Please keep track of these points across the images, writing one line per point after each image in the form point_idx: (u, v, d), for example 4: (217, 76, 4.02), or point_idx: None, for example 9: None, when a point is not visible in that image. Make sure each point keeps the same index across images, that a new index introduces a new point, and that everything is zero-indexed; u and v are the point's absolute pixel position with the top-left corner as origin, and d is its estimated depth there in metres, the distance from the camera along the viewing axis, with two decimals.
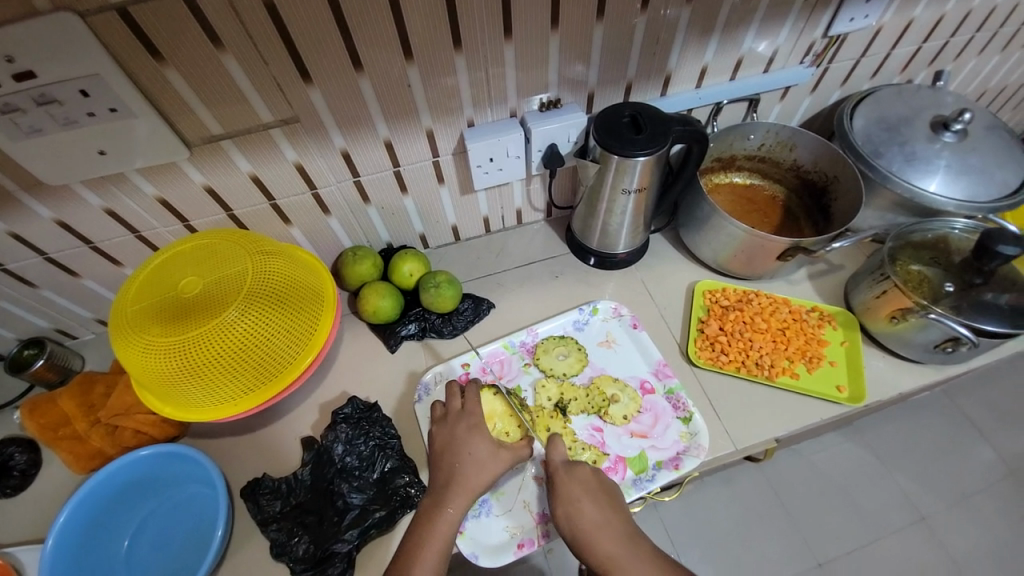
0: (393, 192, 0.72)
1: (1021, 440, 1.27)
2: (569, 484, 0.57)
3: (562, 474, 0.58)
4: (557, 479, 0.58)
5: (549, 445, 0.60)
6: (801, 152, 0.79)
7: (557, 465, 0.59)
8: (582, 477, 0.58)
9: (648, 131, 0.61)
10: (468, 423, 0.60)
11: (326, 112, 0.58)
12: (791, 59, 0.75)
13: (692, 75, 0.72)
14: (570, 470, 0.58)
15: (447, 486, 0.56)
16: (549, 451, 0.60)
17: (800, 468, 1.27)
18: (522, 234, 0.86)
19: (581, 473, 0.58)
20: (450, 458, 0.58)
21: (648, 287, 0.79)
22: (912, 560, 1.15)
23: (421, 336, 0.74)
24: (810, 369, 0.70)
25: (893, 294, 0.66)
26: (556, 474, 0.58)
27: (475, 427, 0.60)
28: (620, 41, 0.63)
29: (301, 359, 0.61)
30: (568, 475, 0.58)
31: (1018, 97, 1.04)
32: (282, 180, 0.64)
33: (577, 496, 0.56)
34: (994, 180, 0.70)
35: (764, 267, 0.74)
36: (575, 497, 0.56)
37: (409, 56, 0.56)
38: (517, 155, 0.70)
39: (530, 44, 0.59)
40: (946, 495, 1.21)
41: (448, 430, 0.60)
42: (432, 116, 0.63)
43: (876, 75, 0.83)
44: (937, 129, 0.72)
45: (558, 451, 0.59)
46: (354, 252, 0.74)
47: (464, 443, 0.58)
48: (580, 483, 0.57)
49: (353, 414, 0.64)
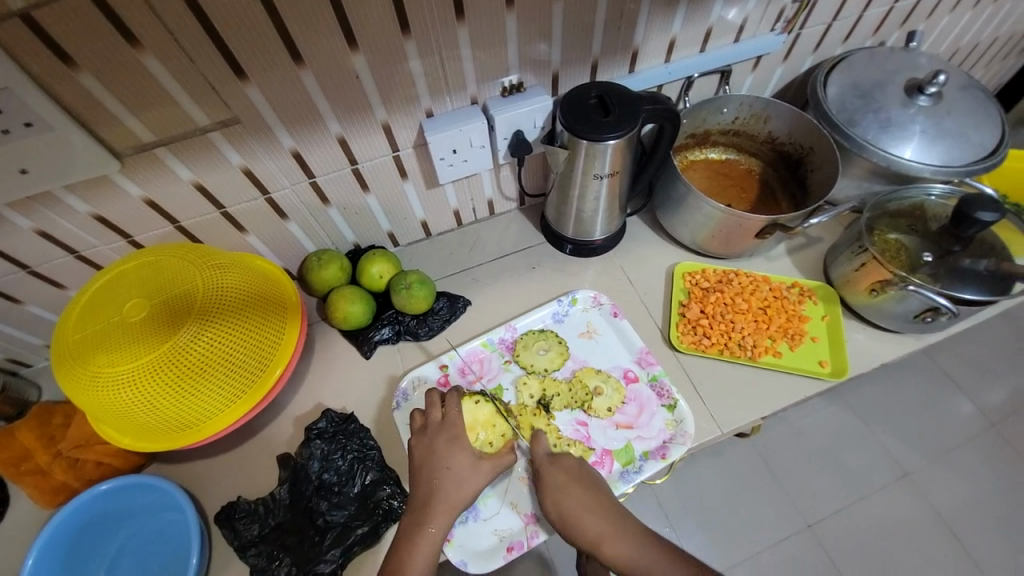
0: (355, 191, 0.68)
1: (996, 392, 1.31)
2: (554, 473, 0.58)
3: (546, 467, 0.58)
4: (542, 472, 0.58)
5: (533, 440, 0.61)
6: (776, 124, 0.77)
7: (541, 458, 0.59)
8: (567, 464, 0.58)
9: (616, 112, 0.58)
10: (447, 436, 0.58)
11: (268, 110, 0.54)
12: (762, 27, 0.72)
13: (661, 48, 0.68)
14: (554, 460, 0.59)
15: (426, 503, 0.54)
16: (533, 447, 0.61)
17: (788, 436, 1.29)
18: (496, 225, 0.83)
19: (567, 461, 0.59)
20: (428, 472, 0.56)
21: (627, 273, 0.77)
22: (896, 516, 1.18)
23: (397, 340, 0.72)
24: (792, 347, 0.69)
25: (872, 266, 0.65)
26: (541, 468, 0.58)
27: (455, 440, 0.58)
28: (582, 17, 0.59)
29: (269, 373, 0.58)
30: (551, 466, 0.58)
31: (990, 53, 1.03)
32: (231, 187, 0.60)
33: (563, 482, 0.57)
34: (970, 143, 0.69)
35: (742, 246, 0.73)
36: (561, 484, 0.57)
37: (354, 45, 0.51)
38: (482, 144, 0.66)
39: (486, 24, 0.55)
40: (928, 451, 1.25)
41: (426, 443, 0.58)
42: (387, 109, 0.59)
43: (849, 39, 0.81)
44: (911, 93, 0.70)
45: (541, 445, 0.60)
46: (318, 256, 0.70)
47: (442, 456, 0.57)
48: (565, 470, 0.58)
49: (329, 429, 0.62)
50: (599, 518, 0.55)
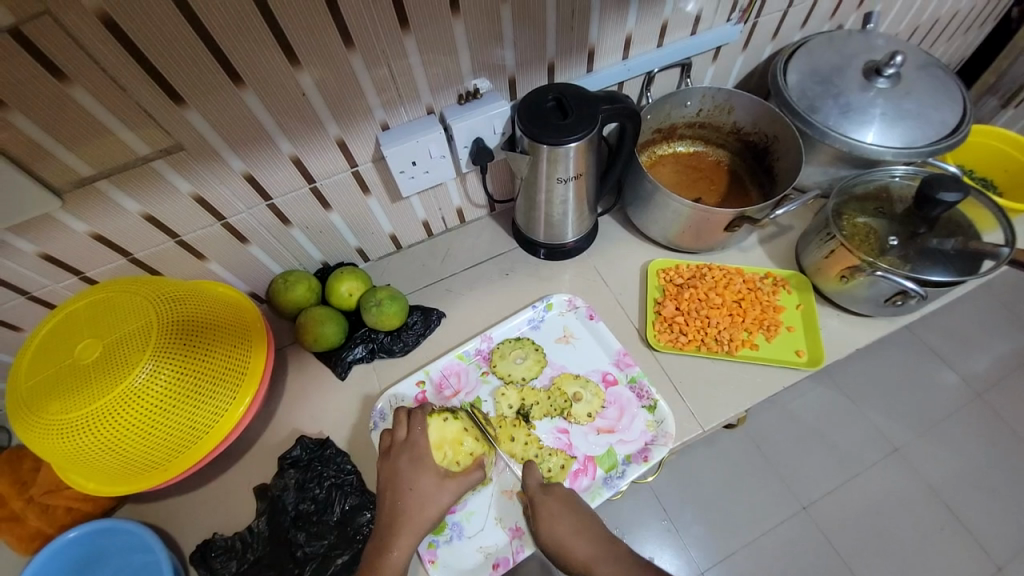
0: (315, 210, 0.66)
1: (978, 361, 1.33)
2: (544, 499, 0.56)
3: (539, 496, 0.57)
4: (535, 502, 0.57)
5: (525, 470, 0.59)
6: (739, 114, 0.76)
7: (533, 488, 0.58)
8: (558, 492, 0.57)
9: (574, 114, 0.58)
10: (410, 455, 0.58)
11: (212, 134, 0.52)
12: (717, 19, 0.72)
13: (617, 46, 0.67)
14: (548, 490, 0.57)
15: (391, 525, 0.54)
16: (524, 477, 0.59)
17: (778, 418, 1.30)
18: (467, 233, 0.82)
19: (558, 489, 0.58)
20: (391, 495, 0.56)
21: (601, 274, 0.77)
22: (887, 490, 1.20)
23: (371, 358, 0.70)
24: (768, 338, 0.69)
25: (841, 253, 0.65)
26: (534, 500, 0.57)
27: (419, 459, 0.58)
28: (530, 21, 0.58)
29: (237, 402, 0.57)
30: (544, 495, 0.57)
31: (950, 29, 1.04)
32: (182, 215, 0.58)
33: (548, 503, 0.56)
34: (932, 122, 0.69)
35: (712, 240, 0.72)
36: (550, 506, 0.56)
37: (296, 62, 0.50)
38: (442, 154, 0.65)
39: (431, 35, 0.54)
40: (915, 425, 1.26)
41: (392, 464, 0.58)
42: (339, 125, 0.58)
43: (807, 24, 0.81)
44: (870, 76, 0.70)
45: (532, 475, 0.59)
46: (284, 278, 0.68)
47: (407, 476, 0.57)
48: (558, 498, 0.57)
49: (303, 456, 0.61)
50: (566, 516, 0.55)
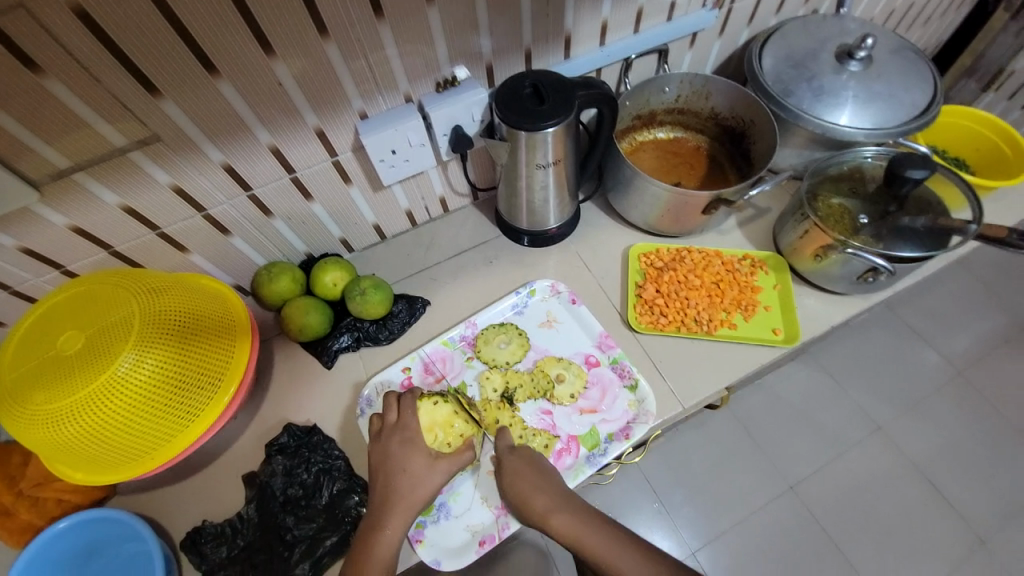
0: (297, 200, 0.67)
1: (958, 340, 1.37)
2: (524, 472, 0.58)
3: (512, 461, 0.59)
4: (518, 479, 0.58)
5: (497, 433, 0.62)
6: (717, 99, 0.77)
7: (502, 449, 0.61)
8: (542, 467, 0.59)
9: (551, 100, 0.58)
10: (401, 438, 0.59)
11: (189, 124, 0.52)
12: (692, 5, 0.72)
13: (594, 32, 0.68)
14: (515, 450, 0.60)
15: (383, 508, 0.55)
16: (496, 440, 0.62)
17: (765, 401, 1.32)
18: (451, 222, 0.82)
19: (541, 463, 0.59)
20: (384, 477, 0.57)
21: (584, 259, 0.78)
22: (871, 468, 1.23)
23: (357, 347, 0.71)
24: (746, 317, 0.70)
25: (815, 233, 0.67)
26: (503, 458, 0.60)
27: (408, 441, 0.59)
28: (505, 8, 0.59)
29: (223, 392, 0.58)
30: (511, 455, 0.60)
31: (925, 13, 1.05)
32: (162, 207, 0.58)
33: (534, 482, 0.57)
34: (902, 103, 0.70)
35: (691, 223, 0.73)
36: (533, 483, 0.57)
37: (270, 51, 0.50)
38: (422, 142, 0.66)
39: (406, 22, 0.54)
40: (898, 404, 1.30)
41: (382, 447, 0.59)
42: (317, 114, 0.58)
43: (782, 9, 0.82)
44: (842, 59, 0.72)
45: (502, 438, 0.62)
46: (269, 269, 0.69)
47: (398, 460, 0.57)
48: (538, 471, 0.58)
49: (291, 443, 0.62)
50: (550, 496, 0.57)
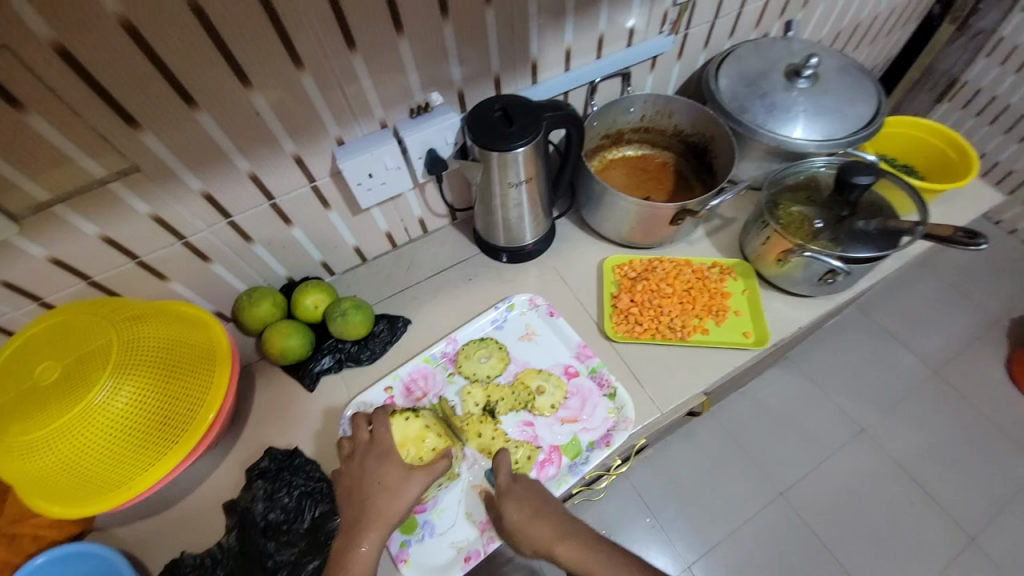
0: (277, 226, 0.68)
1: (930, 340, 1.41)
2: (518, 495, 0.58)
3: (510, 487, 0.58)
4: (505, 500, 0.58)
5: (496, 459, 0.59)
6: (679, 118, 0.82)
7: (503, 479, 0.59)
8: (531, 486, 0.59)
9: (519, 122, 0.61)
10: (376, 455, 0.59)
11: (168, 155, 0.54)
12: (650, 31, 0.77)
13: (559, 59, 0.72)
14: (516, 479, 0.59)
15: (357, 524, 0.55)
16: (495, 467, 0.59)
17: (749, 408, 1.34)
18: (430, 243, 0.84)
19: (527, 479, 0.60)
20: (359, 494, 0.57)
21: (561, 274, 0.80)
22: (857, 470, 1.25)
23: (339, 368, 0.71)
24: (718, 322, 0.73)
25: (776, 239, 0.70)
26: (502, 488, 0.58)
27: (383, 457, 0.58)
28: (472, 38, 0.62)
29: (201, 417, 0.57)
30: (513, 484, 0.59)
31: (871, 33, 1.13)
32: (141, 236, 0.59)
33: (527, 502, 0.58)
34: (849, 116, 0.75)
35: (661, 234, 0.77)
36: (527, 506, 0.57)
37: (247, 83, 0.52)
38: (397, 166, 0.68)
39: (378, 53, 0.57)
40: (878, 405, 1.33)
41: (356, 464, 0.59)
42: (295, 142, 0.60)
43: (735, 33, 0.87)
44: (791, 77, 0.77)
45: (503, 467, 0.59)
46: (249, 294, 0.70)
47: (372, 474, 0.57)
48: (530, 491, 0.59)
49: (272, 467, 0.62)
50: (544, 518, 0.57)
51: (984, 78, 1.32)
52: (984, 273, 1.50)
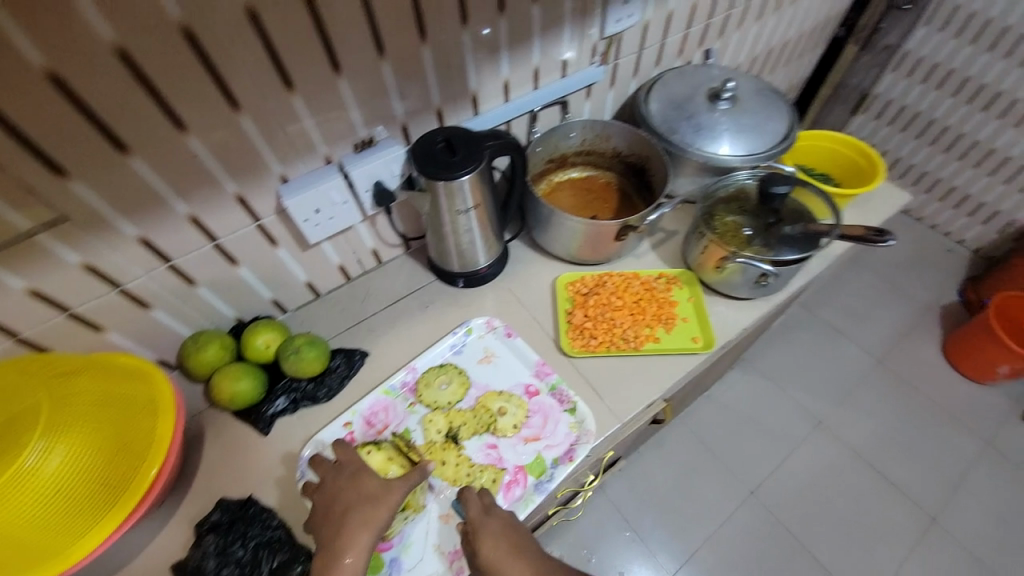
0: (221, 266, 0.67)
1: (871, 331, 1.51)
2: (490, 525, 0.56)
3: (483, 519, 0.56)
4: (479, 529, 0.56)
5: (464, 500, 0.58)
6: (616, 141, 0.87)
7: (476, 514, 0.57)
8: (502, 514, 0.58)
9: (462, 152, 0.63)
10: (348, 475, 0.58)
11: (100, 203, 0.52)
12: (582, 63, 0.82)
13: (498, 91, 0.76)
14: (490, 511, 0.57)
15: (338, 537, 0.53)
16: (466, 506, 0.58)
17: (715, 412, 1.38)
18: (385, 273, 0.85)
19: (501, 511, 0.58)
20: (339, 508, 0.55)
21: (517, 295, 0.82)
22: (819, 462, 1.30)
23: (295, 408, 0.69)
24: (668, 330, 0.76)
25: (712, 248, 0.75)
26: (475, 522, 0.56)
27: (357, 474, 0.58)
28: (411, 75, 0.65)
29: (144, 474, 0.54)
30: (487, 517, 0.57)
31: (784, 57, 1.25)
32: (73, 287, 0.56)
33: (499, 532, 0.56)
34: (767, 133, 0.82)
35: (608, 250, 0.80)
36: (499, 535, 0.55)
37: (183, 127, 0.52)
38: (344, 200, 0.69)
39: (317, 92, 0.59)
40: (831, 398, 1.40)
41: (330, 486, 0.57)
42: (236, 182, 0.60)
43: (661, 61, 0.94)
44: (713, 100, 0.84)
45: (473, 504, 0.58)
46: (195, 339, 0.67)
47: (349, 489, 0.56)
48: (502, 520, 0.57)
49: (224, 520, 0.60)
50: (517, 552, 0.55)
51: (893, 90, 1.55)
52: (910, 266, 1.64)
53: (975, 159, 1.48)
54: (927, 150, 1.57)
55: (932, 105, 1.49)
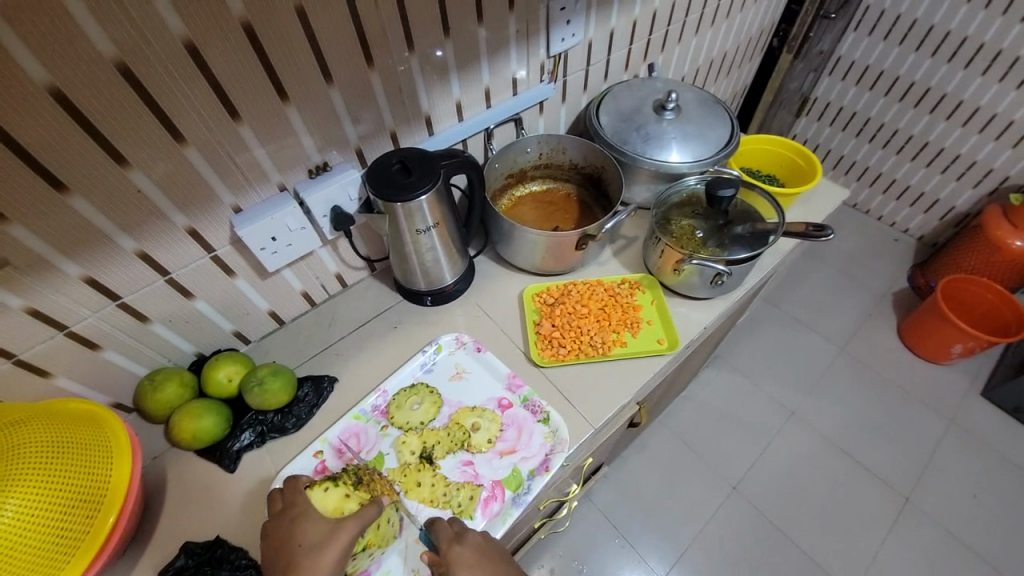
0: (175, 301, 0.65)
1: (831, 321, 1.58)
2: (462, 554, 0.54)
3: (455, 547, 0.55)
4: (452, 558, 0.54)
5: (434, 525, 0.57)
6: (572, 153, 0.90)
7: (446, 540, 0.56)
8: (474, 540, 0.56)
9: (418, 172, 0.64)
10: (294, 517, 0.54)
11: (39, 244, 0.50)
12: (532, 80, 0.85)
13: (451, 111, 0.77)
14: (463, 538, 0.56)
15: None
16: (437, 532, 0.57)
17: (692, 410, 1.41)
18: (351, 296, 0.84)
19: (473, 537, 0.56)
20: (283, 557, 0.51)
21: (485, 309, 0.82)
22: (794, 451, 1.34)
23: (262, 441, 0.67)
24: (633, 334, 0.78)
25: (668, 252, 0.78)
26: (446, 549, 0.55)
27: (303, 517, 0.54)
28: (361, 100, 0.65)
29: (100, 523, 0.52)
30: (459, 545, 0.55)
31: (725, 67, 1.32)
32: (15, 334, 0.54)
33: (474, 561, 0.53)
34: (711, 139, 0.87)
35: (570, 260, 0.82)
36: (473, 563, 0.53)
37: (125, 162, 0.51)
38: (302, 226, 0.69)
39: (266, 121, 0.59)
40: (801, 388, 1.45)
41: (274, 533, 0.53)
42: (186, 214, 0.59)
43: (609, 76, 0.99)
44: (659, 111, 0.88)
45: (443, 528, 0.57)
46: (151, 378, 0.65)
47: (293, 535, 0.52)
48: (475, 547, 0.55)
49: (190, 564, 0.57)
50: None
51: (832, 92, 1.67)
52: (863, 256, 1.73)
53: (911, 152, 1.59)
54: (868, 147, 1.68)
55: (866, 105, 1.61)
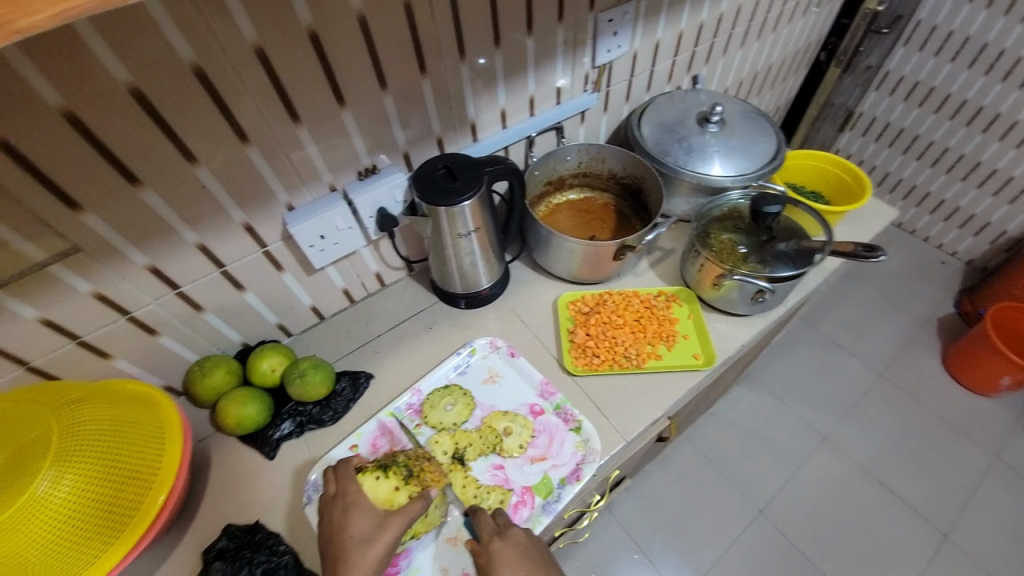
0: (227, 292, 0.68)
1: (871, 344, 1.52)
2: (503, 550, 0.55)
3: (497, 543, 0.55)
4: (495, 552, 0.55)
5: (476, 518, 0.58)
6: (611, 163, 0.90)
7: (487, 534, 0.57)
8: (515, 537, 0.56)
9: (463, 177, 0.66)
10: (343, 504, 0.56)
11: (112, 233, 0.54)
12: (575, 89, 0.86)
13: (495, 118, 0.79)
14: (504, 533, 0.57)
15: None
16: (478, 526, 0.58)
17: (720, 428, 1.38)
18: (388, 296, 0.86)
19: (515, 535, 0.57)
20: (334, 546, 0.53)
21: (519, 314, 0.83)
22: (827, 478, 1.29)
23: (300, 432, 0.69)
24: (669, 347, 0.77)
25: (708, 266, 0.77)
26: (489, 543, 0.56)
27: (350, 507, 0.55)
28: (411, 105, 0.67)
29: (150, 501, 0.54)
30: (502, 540, 0.56)
31: (770, 80, 1.30)
32: (83, 316, 0.58)
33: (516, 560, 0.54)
34: (756, 153, 0.85)
35: (606, 270, 0.82)
36: (513, 560, 0.54)
37: (193, 160, 0.54)
38: (349, 225, 0.71)
39: (323, 123, 0.61)
40: (836, 412, 1.40)
41: (326, 520, 0.55)
42: (244, 210, 0.62)
43: (651, 87, 0.98)
44: (702, 123, 0.87)
45: (485, 522, 0.58)
46: (201, 365, 0.68)
47: (341, 525, 0.54)
48: (515, 544, 0.56)
49: (230, 546, 0.59)
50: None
51: (879, 107, 1.61)
52: (907, 278, 1.66)
53: (962, 172, 1.52)
54: (916, 165, 1.62)
55: (916, 122, 1.54)
